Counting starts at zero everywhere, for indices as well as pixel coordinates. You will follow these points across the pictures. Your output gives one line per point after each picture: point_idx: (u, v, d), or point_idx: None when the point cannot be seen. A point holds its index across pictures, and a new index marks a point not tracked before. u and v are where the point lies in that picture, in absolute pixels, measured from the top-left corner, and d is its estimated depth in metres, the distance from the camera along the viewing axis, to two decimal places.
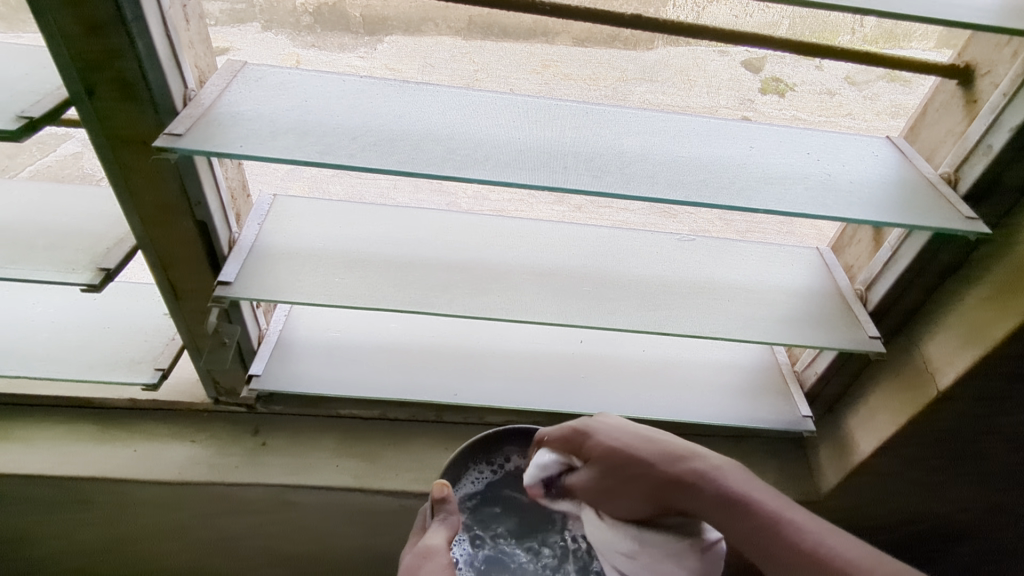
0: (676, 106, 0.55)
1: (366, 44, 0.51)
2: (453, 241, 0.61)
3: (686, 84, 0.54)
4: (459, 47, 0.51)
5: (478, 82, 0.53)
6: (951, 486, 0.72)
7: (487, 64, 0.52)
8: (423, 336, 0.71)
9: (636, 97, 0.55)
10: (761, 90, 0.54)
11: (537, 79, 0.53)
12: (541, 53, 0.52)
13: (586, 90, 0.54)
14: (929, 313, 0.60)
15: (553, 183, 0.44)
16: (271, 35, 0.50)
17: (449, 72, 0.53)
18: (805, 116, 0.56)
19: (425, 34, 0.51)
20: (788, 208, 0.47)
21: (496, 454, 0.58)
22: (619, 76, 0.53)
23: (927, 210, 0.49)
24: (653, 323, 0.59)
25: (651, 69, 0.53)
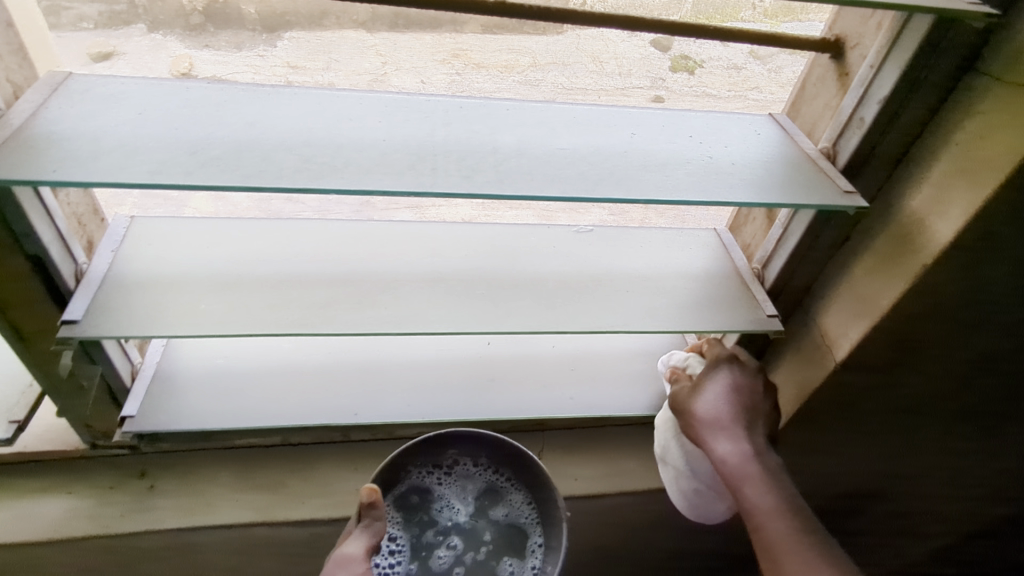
0: (586, 90, 0.54)
1: (264, 42, 0.47)
2: (336, 253, 0.57)
3: (598, 65, 0.53)
4: (364, 40, 0.48)
5: (387, 76, 0.51)
6: (859, 451, 0.74)
7: (395, 58, 0.50)
8: (321, 354, 0.67)
9: (547, 83, 0.52)
10: (671, 68, 0.54)
11: (448, 70, 0.51)
12: (450, 44, 0.50)
13: (499, 78, 0.52)
14: (823, 287, 0.61)
15: (419, 188, 0.41)
16: (159, 35, 0.46)
17: (354, 67, 0.50)
18: (715, 91, 0.56)
19: (326, 28, 0.47)
20: (670, 196, 0.45)
21: (443, 457, 0.55)
22: (530, 63, 0.51)
23: (808, 186, 0.48)
24: (554, 322, 0.57)
25: (561, 53, 0.51)
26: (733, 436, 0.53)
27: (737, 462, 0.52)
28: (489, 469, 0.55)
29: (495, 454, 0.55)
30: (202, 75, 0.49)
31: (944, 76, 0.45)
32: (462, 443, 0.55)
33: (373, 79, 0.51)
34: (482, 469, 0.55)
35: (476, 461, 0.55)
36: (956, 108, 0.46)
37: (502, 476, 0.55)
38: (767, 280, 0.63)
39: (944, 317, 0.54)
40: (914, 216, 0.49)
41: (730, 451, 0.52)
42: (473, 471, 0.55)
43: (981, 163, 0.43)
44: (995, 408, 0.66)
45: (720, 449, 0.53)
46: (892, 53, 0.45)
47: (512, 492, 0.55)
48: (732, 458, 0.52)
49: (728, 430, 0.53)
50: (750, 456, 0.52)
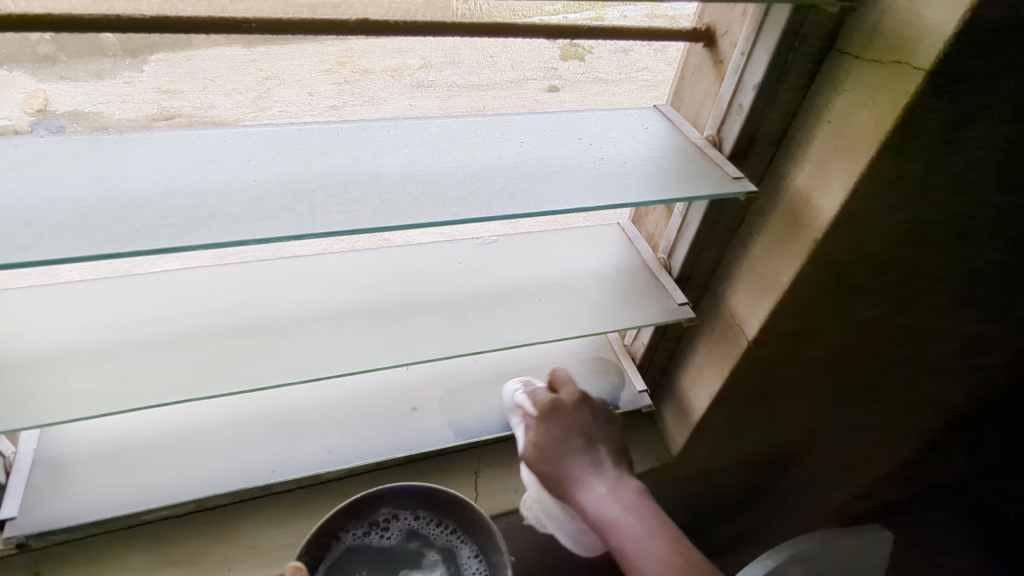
0: (484, 85, 0.52)
1: (129, 67, 0.42)
2: (223, 302, 0.52)
3: (490, 60, 0.50)
4: (240, 56, 0.44)
5: (270, 90, 0.47)
6: (779, 417, 0.76)
7: (278, 72, 0.46)
8: (227, 408, 0.62)
9: (442, 81, 0.51)
10: (562, 57, 0.52)
11: (335, 79, 0.48)
12: (335, 52, 0.46)
13: (392, 82, 0.50)
14: (725, 268, 0.61)
15: (299, 231, 0.38)
16: (4, 71, 0.40)
17: (233, 84, 0.45)
18: (608, 75, 0.56)
19: (196, 47, 0.43)
20: (566, 204, 0.44)
21: (377, 513, 0.55)
22: (420, 64, 0.49)
23: (699, 176, 0.49)
24: (466, 341, 0.55)
25: (452, 52, 0.49)
26: (592, 485, 0.52)
27: (609, 517, 0.50)
28: (433, 523, 0.55)
29: (436, 507, 0.55)
30: (61, 111, 0.43)
31: (809, 58, 0.46)
32: (398, 498, 0.55)
33: (257, 96, 0.47)
34: (424, 523, 0.55)
35: (418, 515, 0.55)
36: (824, 88, 0.46)
37: (447, 529, 0.55)
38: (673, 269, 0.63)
39: (840, 285, 0.56)
40: (800, 193, 0.50)
41: (596, 501, 0.51)
42: (414, 525, 0.55)
43: (852, 139, 0.45)
44: (893, 356, 0.70)
45: (592, 505, 0.51)
46: (760, 40, 0.46)
47: (459, 546, 0.54)
48: (604, 512, 0.50)
49: (569, 488, 0.52)
50: (621, 502, 0.51)
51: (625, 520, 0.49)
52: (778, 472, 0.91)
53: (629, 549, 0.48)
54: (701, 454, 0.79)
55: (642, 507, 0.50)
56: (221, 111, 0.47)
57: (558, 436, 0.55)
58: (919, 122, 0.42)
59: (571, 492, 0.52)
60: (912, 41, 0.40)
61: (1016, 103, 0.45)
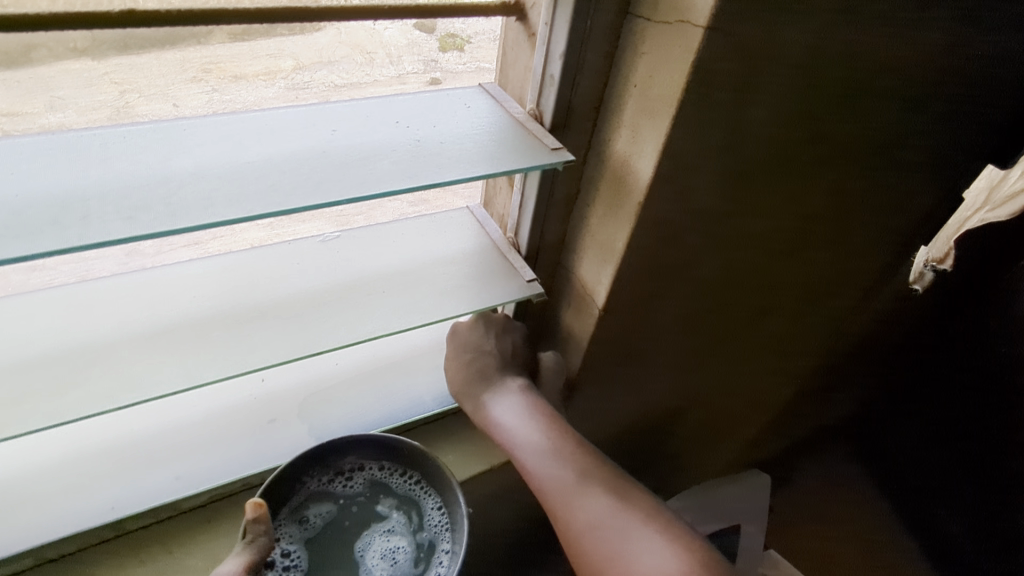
0: (361, 82, 0.51)
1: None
2: (22, 332, 0.48)
3: (367, 57, 0.49)
4: (90, 70, 0.40)
5: (130, 105, 0.43)
6: (650, 381, 0.78)
7: (136, 84, 0.42)
8: (59, 451, 0.57)
9: (318, 83, 0.49)
10: (440, 49, 0.53)
11: (201, 87, 0.45)
12: (197, 58, 0.43)
13: (262, 88, 0.47)
14: (572, 240, 0.62)
15: (62, 246, 0.34)
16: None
17: (88, 101, 0.42)
18: (488, 63, 0.57)
19: (37, 65, 0.39)
20: (374, 190, 0.42)
21: (342, 463, 0.57)
22: (294, 66, 0.47)
23: (517, 151, 0.48)
24: (304, 346, 0.52)
25: (326, 51, 0.47)
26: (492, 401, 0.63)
27: (511, 424, 0.61)
28: (398, 473, 0.57)
29: (399, 459, 0.57)
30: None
31: (608, 24, 0.46)
32: (363, 447, 0.57)
33: (114, 111, 0.43)
34: (388, 473, 0.57)
35: (383, 466, 0.57)
36: (627, 51, 0.47)
37: (410, 478, 0.57)
38: (522, 247, 0.63)
39: (676, 243, 0.57)
40: (619, 158, 0.51)
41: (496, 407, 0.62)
42: (378, 475, 0.57)
43: (655, 100, 0.46)
44: (743, 308, 0.72)
45: (490, 410, 0.63)
46: (557, 8, 0.45)
47: (423, 498, 0.56)
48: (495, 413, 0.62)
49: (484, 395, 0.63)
50: (524, 415, 0.61)
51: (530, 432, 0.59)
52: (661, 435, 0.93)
53: (529, 456, 0.58)
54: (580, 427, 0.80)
55: (547, 418, 0.61)
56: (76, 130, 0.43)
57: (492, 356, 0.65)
58: (710, 78, 0.43)
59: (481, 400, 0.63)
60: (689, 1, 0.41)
61: (805, 52, 0.46)
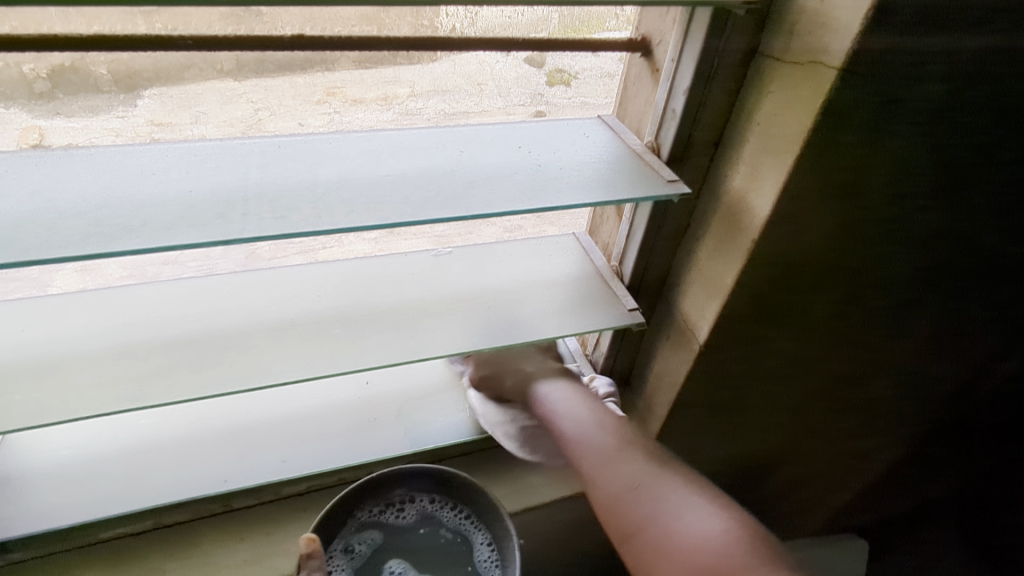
0: (471, 110, 0.55)
1: (123, 102, 0.46)
2: (173, 314, 0.53)
3: (478, 87, 0.54)
4: (232, 89, 0.47)
5: (262, 122, 0.50)
6: (744, 425, 0.76)
7: (270, 104, 0.49)
8: (182, 426, 0.63)
9: (431, 110, 0.54)
10: (547, 82, 0.56)
11: (326, 108, 0.51)
12: (324, 83, 0.50)
13: (381, 111, 0.53)
14: (677, 274, 0.62)
15: (227, 237, 0.39)
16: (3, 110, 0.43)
17: (226, 116, 0.49)
18: (594, 100, 0.60)
19: (189, 82, 0.46)
20: (497, 208, 0.45)
21: (393, 495, 0.54)
22: (409, 92, 0.52)
23: (634, 180, 0.50)
24: (414, 350, 0.55)
25: (440, 81, 0.52)
26: (545, 386, 0.63)
27: (554, 404, 0.61)
28: (449, 507, 0.54)
29: (451, 491, 0.54)
30: (53, 145, 0.46)
31: (734, 64, 0.47)
32: (412, 480, 0.54)
33: (247, 127, 0.50)
34: (438, 507, 0.54)
35: (433, 499, 0.55)
36: (751, 89, 0.48)
37: (461, 514, 0.54)
38: (625, 276, 0.64)
39: (786, 285, 0.56)
40: (735, 195, 0.51)
41: (550, 395, 0.62)
42: (428, 509, 0.54)
43: (779, 139, 0.46)
44: (852, 360, 0.69)
45: (543, 396, 0.62)
46: (686, 47, 0.47)
47: (474, 533, 0.53)
48: (552, 404, 0.61)
49: (537, 382, 0.63)
50: (572, 399, 0.61)
51: (576, 413, 0.60)
52: (752, 483, 0.90)
53: (575, 437, 0.58)
54: None
55: (591, 402, 0.61)
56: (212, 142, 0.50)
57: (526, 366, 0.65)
58: (838, 119, 0.43)
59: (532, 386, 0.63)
60: (822, 42, 0.41)
61: (943, 95, 0.45)
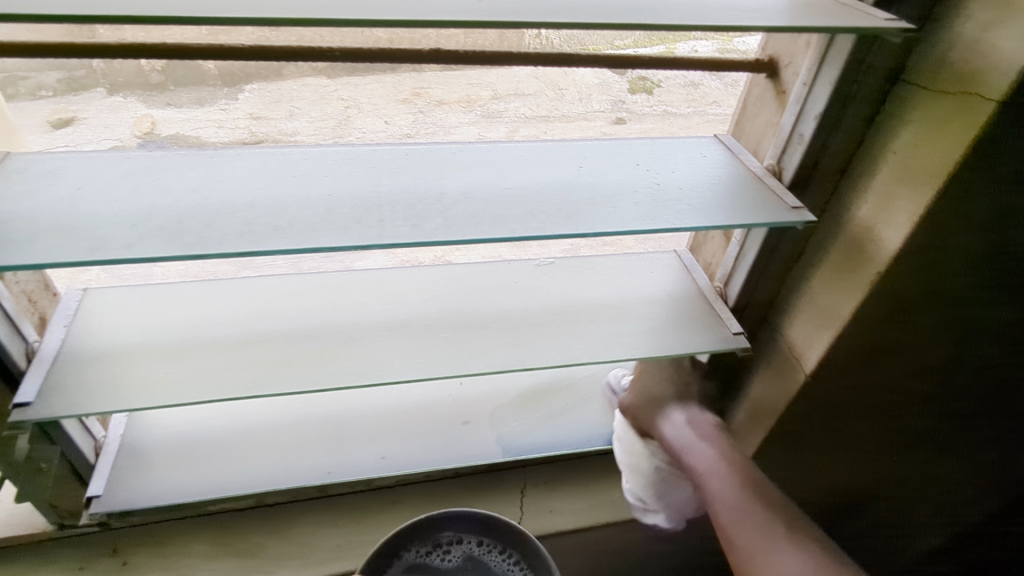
0: (554, 117, 0.57)
1: (226, 95, 0.50)
2: (296, 307, 0.56)
3: (558, 92, 0.56)
4: (324, 86, 0.51)
5: (351, 118, 0.53)
6: (840, 459, 0.74)
7: (357, 100, 0.53)
8: (289, 411, 0.66)
9: (511, 113, 0.56)
10: (630, 90, 0.58)
11: (410, 109, 0.54)
12: (411, 84, 0.53)
13: (462, 113, 0.55)
14: (785, 300, 0.61)
15: (366, 241, 0.40)
16: (120, 97, 0.49)
17: (317, 113, 0.52)
18: (675, 108, 0.60)
19: (287, 78, 0.50)
20: (619, 227, 0.45)
21: (440, 535, 0.53)
22: (490, 95, 0.55)
23: (757, 206, 0.49)
24: (519, 359, 0.56)
25: (520, 84, 0.55)
26: (677, 415, 0.65)
27: (678, 436, 0.64)
28: (497, 551, 0.53)
29: (498, 534, 0.53)
30: (164, 134, 0.50)
31: (872, 91, 0.46)
32: (460, 519, 0.53)
33: (338, 123, 0.53)
34: (485, 550, 0.53)
35: (481, 542, 0.53)
36: (889, 117, 0.46)
37: (510, 560, 0.52)
38: (729, 298, 0.63)
39: (906, 319, 0.54)
40: (862, 225, 0.50)
41: (674, 428, 0.64)
42: (475, 552, 0.53)
43: (919, 171, 0.44)
44: (963, 405, 0.66)
45: (672, 427, 0.65)
46: (822, 71, 0.46)
47: None
48: (676, 432, 0.64)
49: (671, 410, 0.66)
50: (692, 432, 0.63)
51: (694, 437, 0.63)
52: (835, 526, 0.87)
53: (692, 457, 0.61)
54: None
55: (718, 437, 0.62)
56: (304, 138, 0.53)
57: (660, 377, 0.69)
58: (987, 154, 0.42)
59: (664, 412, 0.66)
60: (981, 74, 0.40)
61: None
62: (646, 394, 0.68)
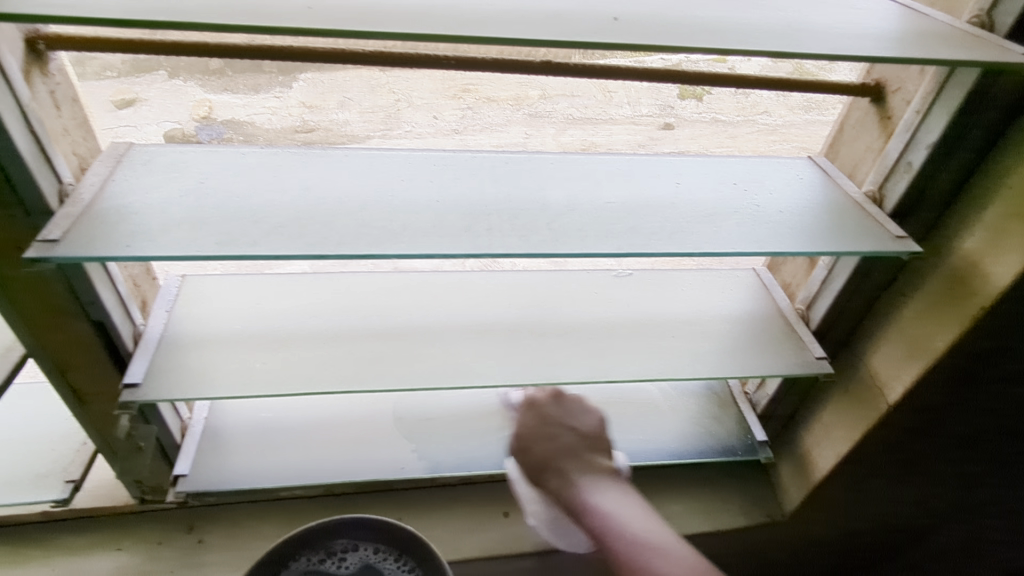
0: (600, 119, 0.56)
1: (281, 84, 0.51)
2: (383, 305, 0.57)
3: (605, 95, 0.56)
4: (377, 78, 0.52)
5: (399, 113, 0.54)
6: (907, 490, 0.73)
7: (406, 93, 0.53)
8: (363, 405, 0.68)
9: (559, 114, 0.56)
10: (680, 95, 0.57)
11: (459, 105, 0.54)
12: (461, 80, 0.53)
13: (510, 112, 0.55)
14: (870, 326, 0.60)
15: (479, 249, 0.41)
16: (179, 81, 0.49)
17: (369, 104, 0.53)
18: (726, 117, 0.58)
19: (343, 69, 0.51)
20: (723, 247, 0.45)
21: (334, 543, 0.48)
22: (539, 94, 0.55)
23: (859, 232, 0.48)
24: (602, 370, 0.56)
25: (568, 85, 0.55)
26: (583, 480, 0.50)
27: (596, 496, 0.48)
28: (392, 560, 0.48)
29: (397, 541, 0.48)
30: (222, 119, 0.50)
31: (991, 123, 0.45)
32: (355, 526, 0.49)
33: (387, 116, 0.53)
34: (381, 558, 0.48)
35: (377, 548, 0.48)
36: (1009, 152, 0.46)
37: (405, 568, 0.47)
38: (811, 320, 0.63)
39: (1001, 355, 0.53)
40: (970, 258, 0.49)
41: (591, 495, 0.49)
42: (371, 559, 0.48)
43: None
44: None
45: (588, 499, 0.48)
46: (940, 99, 0.46)
47: None
48: (599, 504, 0.48)
49: (566, 468, 0.51)
50: (624, 502, 0.48)
51: (618, 506, 0.48)
52: (890, 553, 0.87)
53: (589, 512, 0.47)
54: (816, 519, 0.76)
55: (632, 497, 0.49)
56: (357, 131, 0.53)
57: (575, 436, 0.53)
58: None
59: (547, 468, 0.52)
60: None
61: None
62: (532, 437, 0.54)
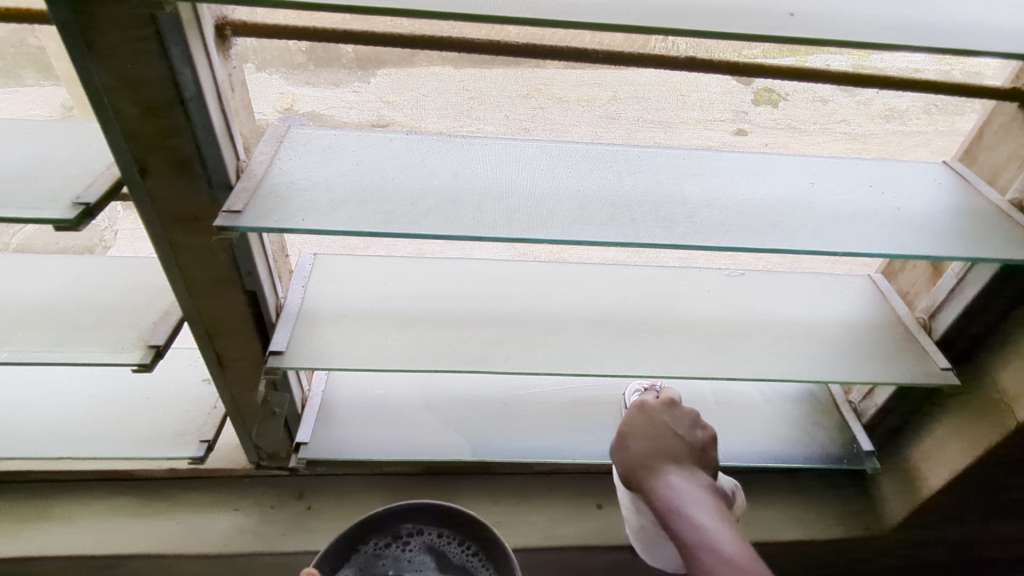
0: (667, 124, 0.51)
1: (359, 79, 0.47)
2: (502, 292, 0.59)
3: (680, 98, 0.50)
4: (450, 75, 0.48)
5: (472, 111, 0.49)
6: (1022, 512, 0.71)
7: (483, 93, 0.48)
8: (467, 389, 0.70)
9: (630, 115, 0.50)
10: (755, 101, 0.50)
11: (532, 104, 0.49)
12: (532, 77, 0.48)
13: (582, 112, 0.49)
14: (1002, 340, 0.58)
15: (624, 239, 0.43)
16: (266, 74, 0.47)
17: (443, 102, 0.49)
18: (800, 125, 0.52)
19: (417, 65, 0.47)
20: (864, 249, 0.45)
21: (400, 526, 0.51)
22: (612, 96, 0.49)
23: (1005, 241, 0.47)
24: (716, 368, 0.56)
25: (643, 87, 0.49)
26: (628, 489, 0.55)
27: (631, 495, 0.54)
28: (457, 543, 0.51)
29: (463, 527, 0.51)
30: (303, 111, 0.49)
31: None
32: (418, 511, 0.51)
33: (459, 114, 0.49)
34: (446, 541, 0.51)
35: (441, 533, 0.51)
36: None
37: (470, 552, 0.50)
38: (933, 331, 0.61)
39: None
40: None
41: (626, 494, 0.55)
42: (435, 543, 0.51)
43: None
44: None
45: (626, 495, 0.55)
46: None
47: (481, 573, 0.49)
48: (681, 492, 0.49)
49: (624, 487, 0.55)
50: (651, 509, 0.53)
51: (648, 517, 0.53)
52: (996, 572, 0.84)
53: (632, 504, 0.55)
54: (919, 536, 0.74)
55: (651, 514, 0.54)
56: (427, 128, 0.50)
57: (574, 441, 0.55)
58: None
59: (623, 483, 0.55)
60: None
61: None
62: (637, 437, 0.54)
